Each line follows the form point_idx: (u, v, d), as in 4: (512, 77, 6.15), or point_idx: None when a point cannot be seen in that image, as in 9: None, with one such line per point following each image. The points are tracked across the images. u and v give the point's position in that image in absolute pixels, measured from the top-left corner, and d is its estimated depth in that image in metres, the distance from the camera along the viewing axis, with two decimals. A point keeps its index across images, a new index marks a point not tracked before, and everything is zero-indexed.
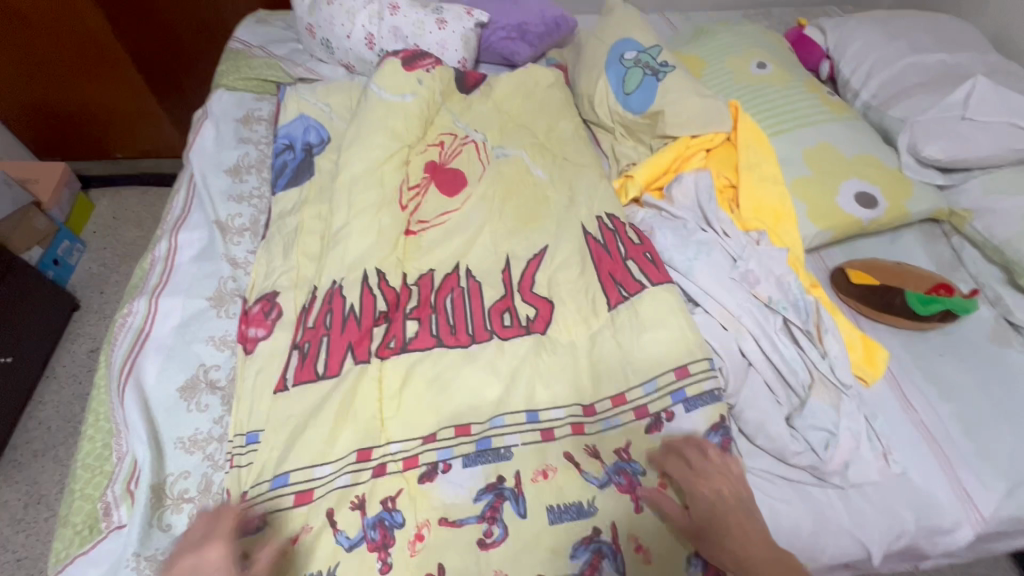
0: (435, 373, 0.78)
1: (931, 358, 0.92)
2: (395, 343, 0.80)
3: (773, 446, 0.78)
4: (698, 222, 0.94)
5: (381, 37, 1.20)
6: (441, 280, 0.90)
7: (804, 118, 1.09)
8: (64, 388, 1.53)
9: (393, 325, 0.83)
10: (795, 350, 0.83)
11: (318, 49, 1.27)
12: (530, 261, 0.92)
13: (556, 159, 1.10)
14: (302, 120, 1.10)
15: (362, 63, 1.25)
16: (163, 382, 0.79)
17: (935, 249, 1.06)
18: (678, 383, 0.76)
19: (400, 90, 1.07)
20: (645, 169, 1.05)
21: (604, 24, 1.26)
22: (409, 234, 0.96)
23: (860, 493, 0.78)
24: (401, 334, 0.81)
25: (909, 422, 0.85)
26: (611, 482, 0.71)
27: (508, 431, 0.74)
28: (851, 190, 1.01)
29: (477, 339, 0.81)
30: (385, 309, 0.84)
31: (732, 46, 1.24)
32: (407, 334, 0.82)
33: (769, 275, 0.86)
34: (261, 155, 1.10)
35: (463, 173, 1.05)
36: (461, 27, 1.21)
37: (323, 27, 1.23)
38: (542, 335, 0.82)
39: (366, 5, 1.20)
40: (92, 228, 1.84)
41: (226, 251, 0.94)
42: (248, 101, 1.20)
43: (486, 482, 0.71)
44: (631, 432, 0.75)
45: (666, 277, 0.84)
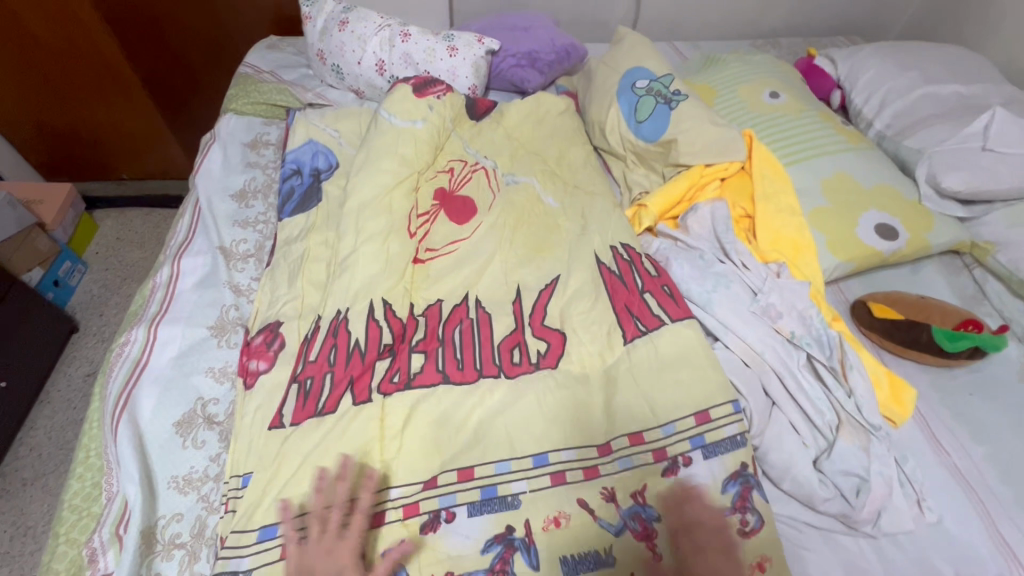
0: (443, 411, 0.74)
1: (960, 397, 0.88)
2: (400, 378, 0.77)
3: (801, 491, 0.73)
4: (715, 253, 0.91)
5: (392, 63, 1.20)
6: (449, 311, 0.86)
7: (820, 147, 1.07)
8: (58, 413, 1.48)
9: (397, 359, 0.79)
10: (820, 389, 0.80)
11: (328, 74, 1.27)
12: (542, 292, 0.89)
13: (567, 187, 1.08)
14: (310, 145, 1.08)
15: (372, 89, 1.24)
16: (159, 417, 0.75)
17: (958, 282, 1.03)
18: (697, 429, 0.73)
19: (410, 115, 1.06)
20: (659, 198, 1.02)
21: (615, 52, 1.26)
22: (418, 262, 0.93)
23: (893, 543, 0.74)
24: (405, 369, 0.78)
25: (941, 466, 0.81)
26: (627, 528, 0.68)
27: (516, 477, 0.70)
28: (871, 221, 0.98)
29: (485, 374, 0.78)
30: (390, 342, 0.81)
31: (743, 75, 1.24)
32: (412, 369, 0.78)
33: (792, 309, 0.83)
34: (268, 180, 1.08)
35: (473, 201, 1.03)
36: (473, 54, 1.21)
37: (334, 53, 1.22)
38: (553, 370, 0.79)
39: (378, 32, 1.20)
40: (94, 249, 1.83)
41: (229, 278, 0.92)
42: (257, 126, 1.19)
43: (494, 532, 0.66)
44: (648, 473, 0.71)
45: (686, 313, 0.81)
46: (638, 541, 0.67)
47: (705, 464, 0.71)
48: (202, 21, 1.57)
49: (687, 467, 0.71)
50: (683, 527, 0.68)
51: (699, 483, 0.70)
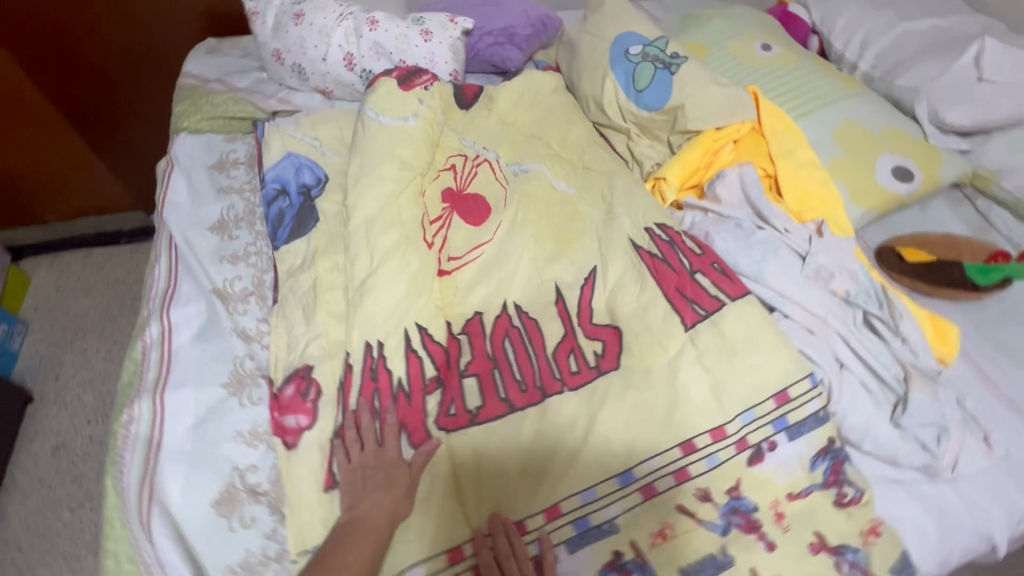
0: (516, 440, 0.67)
1: (994, 327, 0.90)
2: (459, 410, 0.70)
3: (883, 451, 0.73)
4: (753, 220, 0.88)
5: (361, 56, 1.08)
6: (492, 325, 0.78)
7: (824, 98, 1.06)
8: (30, 496, 1.31)
9: (450, 389, 0.72)
10: (880, 344, 0.79)
11: (287, 76, 1.13)
12: (582, 287, 0.83)
13: (578, 170, 1.02)
14: (291, 159, 0.96)
15: (340, 87, 1.11)
16: (194, 499, 0.65)
17: (964, 213, 1.06)
18: (778, 411, 0.69)
19: (401, 113, 0.96)
20: (677, 169, 0.99)
21: (597, 20, 1.19)
22: (444, 274, 0.85)
23: (970, 482, 0.75)
24: (462, 399, 0.71)
25: (994, 398, 0.82)
26: (731, 526, 0.64)
27: (605, 502, 0.64)
28: (887, 166, 0.98)
29: (548, 392, 0.71)
30: (435, 372, 0.73)
31: (730, 30, 1.20)
32: (469, 400, 0.71)
33: (842, 268, 0.82)
34: (249, 205, 0.95)
35: (485, 198, 0.94)
36: (449, 37, 1.10)
37: (293, 50, 1.09)
38: (617, 371, 0.74)
39: (340, 22, 1.07)
40: (32, 304, 1.62)
41: (234, 324, 0.80)
42: (218, 143, 1.05)
43: (605, 561, 0.62)
44: (736, 467, 0.67)
45: (743, 289, 0.78)
46: (745, 535, 0.64)
47: (790, 446, 0.68)
48: (123, 31, 1.38)
49: (773, 453, 0.68)
50: (782, 510, 0.65)
51: (790, 465, 0.67)
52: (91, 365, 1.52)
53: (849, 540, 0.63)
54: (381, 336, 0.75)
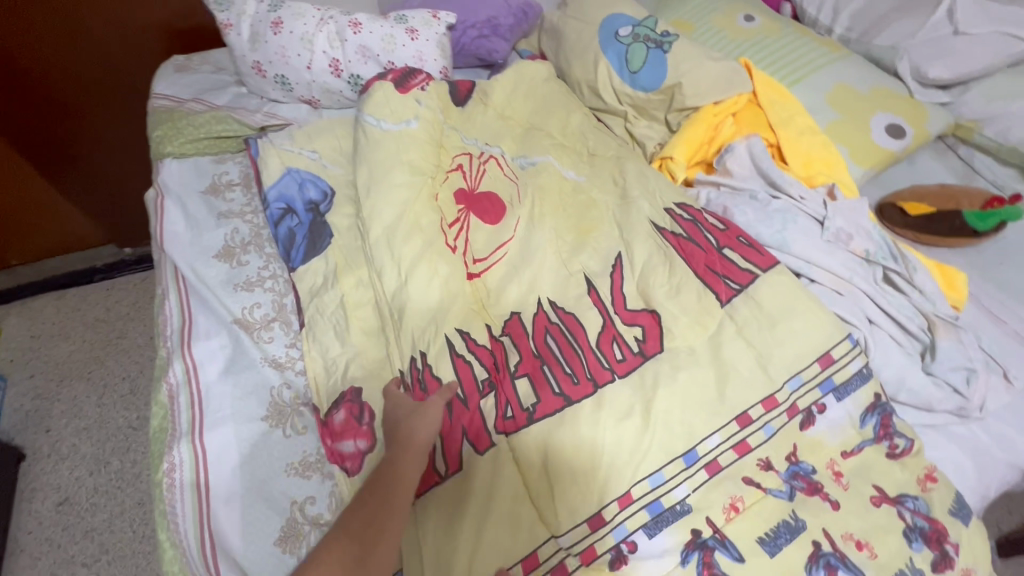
0: (578, 436, 0.66)
1: (995, 268, 0.95)
2: (515, 411, 0.69)
3: (919, 399, 0.76)
4: (767, 190, 0.89)
5: (348, 60, 1.04)
6: (531, 323, 0.77)
7: (812, 63, 1.08)
8: (38, 559, 1.23)
9: (502, 391, 0.71)
10: (901, 298, 0.82)
11: (270, 88, 1.08)
12: (612, 275, 0.83)
13: (585, 158, 1.02)
14: (292, 175, 0.92)
15: (328, 95, 1.08)
16: (257, 539, 0.63)
17: (950, 163, 1.10)
18: (824, 374, 0.71)
19: (401, 116, 0.94)
20: (683, 147, 0.99)
21: (580, 4, 1.18)
22: (472, 277, 0.83)
23: (999, 418, 0.79)
24: (517, 400, 0.70)
25: (1007, 335, 0.87)
26: (796, 490, 0.66)
27: (674, 483, 0.65)
28: (880, 124, 1.02)
29: (600, 382, 0.71)
30: (486, 376, 0.72)
31: (711, 4, 1.21)
32: (523, 400, 0.69)
33: (858, 229, 0.84)
34: (253, 227, 0.91)
35: (497, 195, 0.93)
36: (436, 34, 1.08)
37: (275, 61, 1.04)
38: (662, 354, 0.74)
39: (321, 27, 1.03)
40: (7, 356, 1.52)
41: (262, 353, 0.77)
42: (207, 166, 1.00)
43: (684, 541, 0.62)
44: (790, 433, 0.69)
45: (772, 260, 0.79)
46: (810, 498, 0.65)
47: (839, 406, 0.70)
48: (76, 55, 1.28)
49: (823, 414, 0.70)
50: (839, 469, 0.68)
51: (841, 424, 0.70)
52: (83, 413, 1.43)
53: (908, 489, 0.65)
54: (425, 346, 0.74)
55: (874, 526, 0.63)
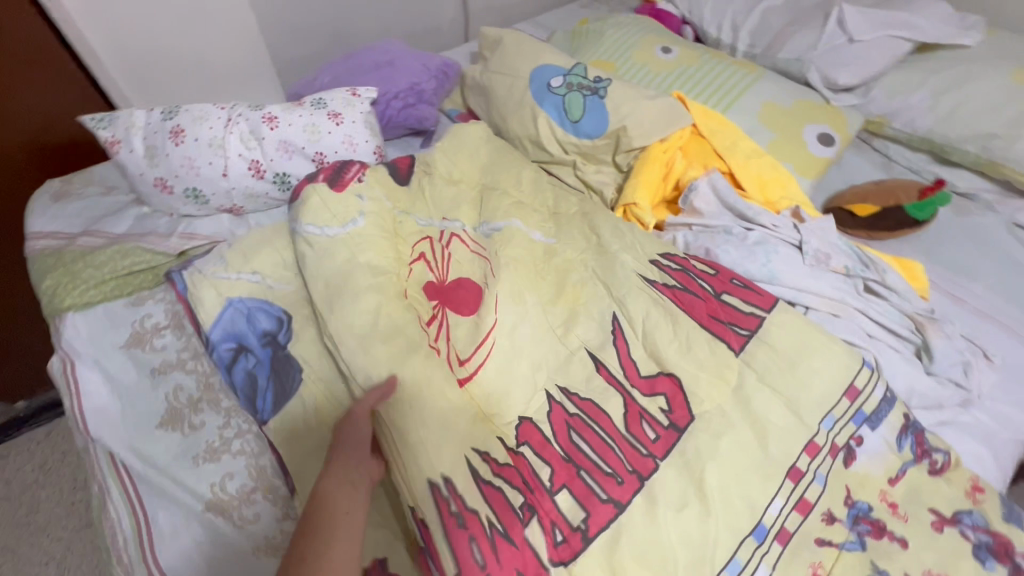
0: (643, 544, 0.61)
1: (939, 250, 1.02)
2: (567, 533, 0.62)
3: (929, 401, 0.79)
4: (739, 223, 0.90)
5: (270, 159, 0.93)
6: (547, 422, 0.70)
7: (738, 86, 1.12)
8: None
9: (545, 513, 0.62)
10: (885, 304, 0.85)
11: (180, 204, 0.93)
12: (615, 343, 0.77)
13: (549, 216, 0.97)
14: (235, 307, 0.80)
15: (254, 200, 0.95)
16: None
17: (869, 156, 1.19)
18: (854, 407, 0.70)
19: (346, 215, 0.84)
20: (644, 190, 0.98)
21: (502, 58, 1.15)
22: (462, 380, 0.73)
23: (994, 398, 0.83)
24: (564, 519, 0.62)
25: (971, 314, 0.93)
26: (864, 536, 0.64)
27: (753, 567, 0.61)
28: (812, 135, 1.07)
29: (644, 475, 0.65)
30: (523, 500, 0.62)
31: (627, 40, 1.22)
32: (572, 518, 0.63)
33: (832, 246, 0.87)
34: (200, 377, 0.77)
35: (468, 280, 0.84)
36: (361, 114, 0.99)
37: (182, 173, 0.90)
38: (694, 423, 0.69)
39: (231, 128, 0.91)
40: None
41: (252, 539, 0.64)
42: (121, 312, 0.83)
43: None
44: (839, 475, 0.68)
45: (771, 298, 0.79)
46: (879, 541, 0.63)
47: (876, 435, 0.70)
48: None
49: (862, 446, 0.69)
50: (893, 500, 0.66)
51: (882, 452, 0.69)
52: None
53: (961, 504, 0.66)
54: (447, 471, 0.62)
55: (948, 557, 0.62)
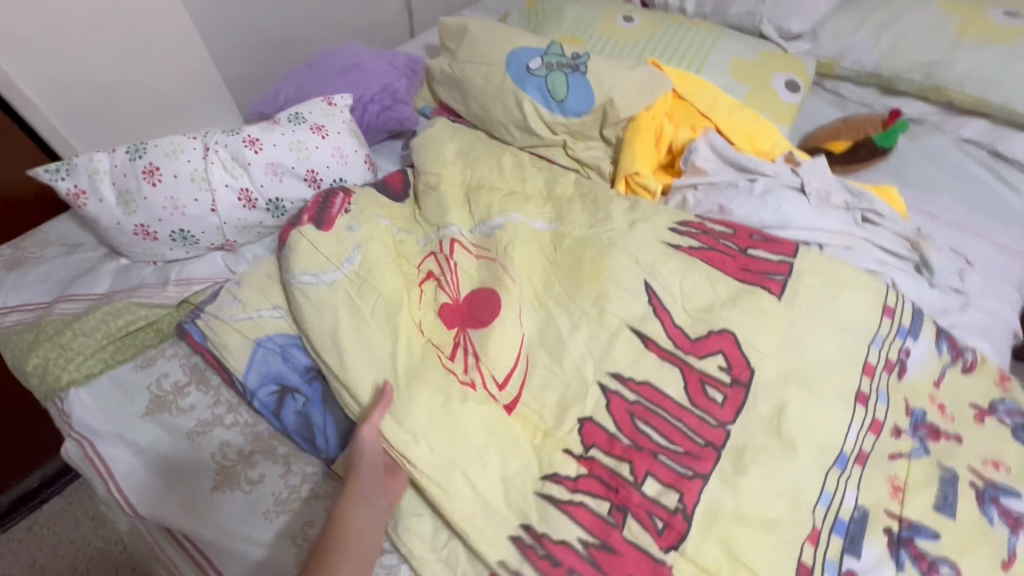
0: (743, 493, 0.63)
1: (905, 173, 1.11)
2: (666, 517, 0.61)
3: (937, 309, 0.86)
4: (742, 176, 0.94)
5: (260, 186, 0.86)
6: (609, 418, 0.68)
7: (704, 46, 1.16)
8: None
9: (637, 508, 0.62)
10: (883, 230, 0.92)
11: (167, 249, 0.85)
12: (657, 314, 0.76)
13: (547, 194, 0.93)
14: (265, 347, 0.74)
15: (247, 231, 0.88)
16: None
17: (824, 97, 1.27)
18: (895, 323, 0.75)
19: (341, 255, 0.80)
20: (644, 158, 0.99)
21: (471, 47, 1.12)
22: (509, 408, 0.70)
23: (986, 297, 0.92)
24: (658, 505, 0.62)
25: (947, 226, 1.03)
26: (926, 441, 0.69)
27: (842, 493, 0.64)
28: (782, 83, 1.13)
29: (718, 444, 0.66)
30: (609, 505, 0.63)
31: (587, 14, 1.23)
32: (666, 502, 0.62)
33: (830, 184, 0.93)
34: (244, 428, 0.71)
35: (481, 288, 0.79)
36: (343, 123, 0.94)
37: (166, 216, 0.82)
38: (755, 380, 0.70)
39: (210, 158, 0.84)
40: None
41: None
42: (131, 377, 0.75)
43: (886, 544, 0.61)
44: (894, 390, 0.72)
45: (791, 245, 0.82)
46: (939, 442, 0.69)
47: (919, 346, 0.75)
48: None
49: (910, 357, 0.74)
50: (940, 402, 0.73)
51: (924, 359, 0.75)
52: None
53: (993, 394, 0.74)
54: (524, 518, 0.62)
55: (995, 442, 0.69)
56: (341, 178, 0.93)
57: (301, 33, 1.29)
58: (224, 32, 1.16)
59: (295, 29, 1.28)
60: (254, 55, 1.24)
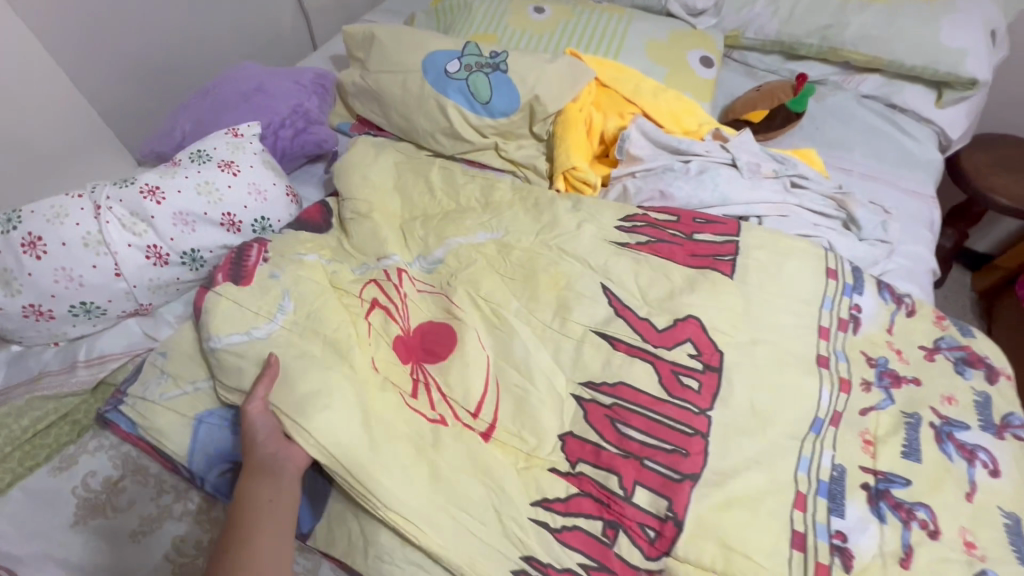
0: (731, 477, 0.63)
1: (818, 134, 1.17)
2: (658, 526, 0.61)
3: (872, 261, 0.91)
4: (676, 158, 0.94)
5: (169, 237, 0.77)
6: (590, 429, 0.67)
7: (619, 30, 1.15)
8: None
9: (629, 521, 0.61)
10: (811, 192, 0.96)
11: (69, 326, 0.74)
12: (620, 313, 0.75)
13: (486, 207, 0.90)
14: (209, 423, 0.66)
15: (162, 291, 0.79)
16: None
17: (734, 68, 1.32)
18: (840, 284, 0.79)
19: (272, 301, 0.73)
20: (579, 152, 0.98)
21: (383, 56, 1.06)
22: (486, 434, 0.67)
23: (905, 243, 1.00)
24: (649, 514, 0.61)
25: (862, 179, 1.09)
26: (890, 389, 0.73)
27: (820, 457, 0.66)
28: (697, 60, 1.15)
29: (703, 433, 0.66)
30: (603, 521, 0.62)
31: (497, 7, 1.19)
32: (657, 509, 0.61)
33: (757, 156, 0.96)
34: (197, 514, 0.63)
35: (433, 322, 0.75)
36: (254, 155, 0.86)
37: (60, 290, 0.71)
38: (723, 365, 0.70)
39: (103, 216, 0.73)
40: None
41: None
42: (46, 483, 0.65)
43: (867, 501, 0.63)
44: (852, 345, 0.77)
45: (733, 225, 0.83)
46: (901, 388, 0.73)
47: (867, 301, 0.79)
48: None
49: (862, 312, 0.79)
50: (897, 346, 0.78)
51: (874, 313, 0.79)
52: None
53: (935, 333, 0.80)
54: (524, 549, 0.59)
55: (940, 379, 0.74)
56: (264, 217, 0.84)
57: (188, 57, 1.18)
58: (95, 66, 1.03)
59: (179, 51, 1.16)
60: (137, 87, 1.11)
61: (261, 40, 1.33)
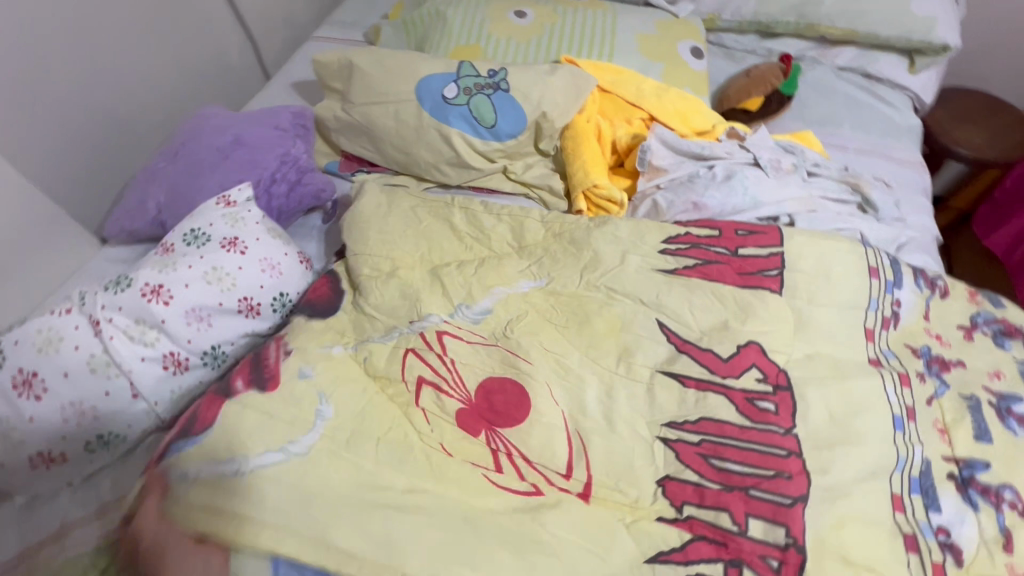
0: (835, 494, 0.63)
1: (809, 112, 1.19)
2: (780, 555, 0.59)
3: (896, 241, 0.94)
4: (698, 165, 0.94)
5: (182, 337, 0.67)
6: (686, 469, 0.65)
7: (606, 29, 1.11)
8: None
9: (750, 556, 0.59)
10: (827, 179, 0.98)
11: (88, 463, 0.63)
12: (686, 350, 0.73)
13: (518, 250, 0.85)
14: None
15: (183, 400, 0.68)
16: None
17: (713, 51, 1.30)
18: (881, 280, 0.81)
19: (307, 412, 0.64)
20: (598, 168, 0.94)
21: (368, 85, 0.96)
22: (583, 496, 0.63)
23: (912, 214, 1.04)
24: (768, 545, 0.59)
25: (859, 154, 1.12)
26: (941, 374, 0.76)
27: (908, 455, 0.68)
28: (688, 51, 1.12)
29: (796, 451, 0.66)
30: (725, 562, 0.59)
31: (473, 15, 1.10)
32: (775, 539, 0.60)
33: (772, 151, 0.96)
34: None
35: (501, 378, 0.69)
36: (258, 225, 0.76)
37: (72, 428, 0.62)
38: (790, 382, 0.71)
39: (104, 331, 0.64)
40: None
41: None
42: None
43: (957, 492, 0.66)
44: (896, 338, 0.79)
45: (773, 238, 0.83)
46: (950, 372, 0.76)
47: (904, 292, 0.81)
48: None
49: (901, 306, 0.81)
50: (935, 331, 0.81)
51: (912, 300, 0.82)
52: None
53: (969, 310, 0.84)
54: None
55: (984, 355, 0.78)
56: (283, 293, 0.75)
57: (125, 104, 1.02)
58: (27, 133, 0.87)
59: (114, 98, 1.00)
60: (75, 149, 0.95)
61: (206, 76, 1.18)
